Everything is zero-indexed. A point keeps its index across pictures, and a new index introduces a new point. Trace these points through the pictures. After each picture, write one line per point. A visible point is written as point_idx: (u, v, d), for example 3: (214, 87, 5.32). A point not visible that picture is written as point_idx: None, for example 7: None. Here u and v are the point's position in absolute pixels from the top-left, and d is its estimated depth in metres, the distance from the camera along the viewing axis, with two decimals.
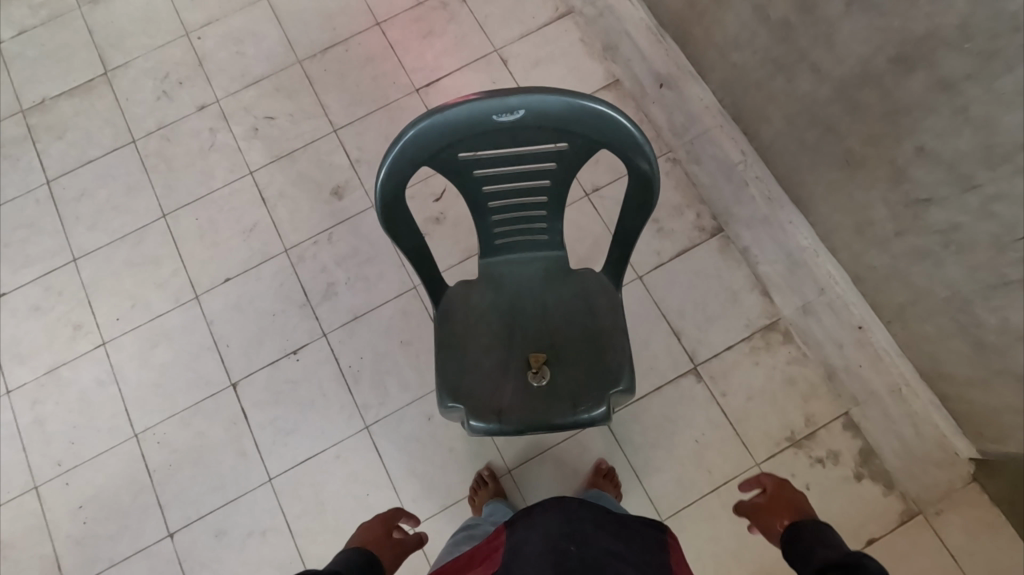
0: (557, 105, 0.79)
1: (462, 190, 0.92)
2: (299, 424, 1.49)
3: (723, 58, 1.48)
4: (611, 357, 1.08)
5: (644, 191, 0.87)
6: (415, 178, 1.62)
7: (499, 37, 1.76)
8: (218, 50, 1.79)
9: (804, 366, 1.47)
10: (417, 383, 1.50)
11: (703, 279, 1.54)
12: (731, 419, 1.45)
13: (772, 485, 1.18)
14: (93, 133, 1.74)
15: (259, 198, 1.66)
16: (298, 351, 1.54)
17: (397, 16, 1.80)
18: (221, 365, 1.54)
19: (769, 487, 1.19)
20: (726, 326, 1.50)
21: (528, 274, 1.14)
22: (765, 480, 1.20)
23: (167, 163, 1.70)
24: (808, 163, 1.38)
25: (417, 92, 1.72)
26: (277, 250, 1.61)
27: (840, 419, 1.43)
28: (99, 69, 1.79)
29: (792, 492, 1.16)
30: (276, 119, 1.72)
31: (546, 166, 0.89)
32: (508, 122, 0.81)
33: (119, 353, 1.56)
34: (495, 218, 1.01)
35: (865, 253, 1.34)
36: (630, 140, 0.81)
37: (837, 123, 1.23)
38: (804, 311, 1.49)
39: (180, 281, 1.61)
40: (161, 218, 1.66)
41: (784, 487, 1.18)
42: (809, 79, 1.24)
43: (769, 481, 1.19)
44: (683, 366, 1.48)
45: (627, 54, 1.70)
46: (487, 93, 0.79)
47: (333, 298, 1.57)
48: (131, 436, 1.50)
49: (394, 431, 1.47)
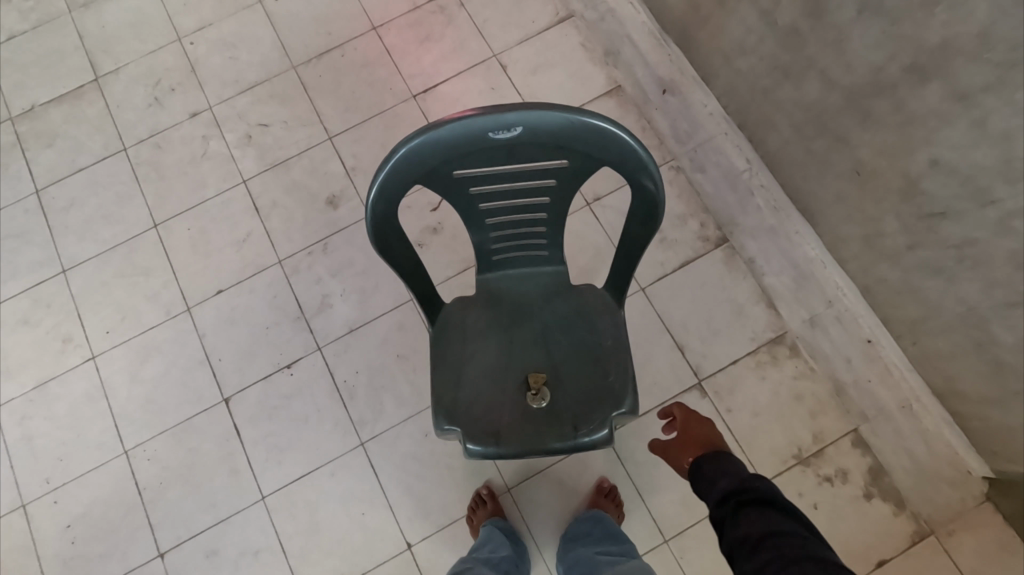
0: (560, 122, 0.75)
1: (457, 206, 0.88)
2: (293, 440, 1.45)
3: (728, 64, 1.43)
4: (614, 377, 1.04)
5: (649, 211, 0.83)
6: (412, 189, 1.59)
7: (498, 41, 1.72)
8: (211, 56, 1.76)
9: (811, 381, 1.43)
10: (413, 398, 1.46)
11: (708, 292, 1.50)
12: (736, 436, 1.41)
13: (682, 417, 1.07)
14: (83, 141, 1.70)
15: (252, 207, 1.62)
16: (292, 366, 1.50)
17: (394, 20, 1.76)
18: (213, 380, 1.50)
19: (678, 417, 1.08)
20: (731, 339, 1.46)
21: (527, 289, 1.10)
22: (675, 412, 1.08)
23: (159, 171, 1.67)
24: (816, 173, 1.33)
25: (414, 99, 1.69)
26: (270, 261, 1.58)
27: (849, 436, 1.39)
28: (90, 75, 1.75)
29: (701, 423, 1.05)
30: (270, 126, 1.68)
31: (546, 182, 0.85)
32: (505, 139, 0.77)
33: (108, 367, 1.52)
34: (493, 234, 0.97)
35: (875, 265, 1.30)
36: (634, 157, 0.77)
37: (847, 132, 1.19)
38: (812, 324, 1.45)
39: (172, 293, 1.57)
40: (152, 229, 1.62)
41: (694, 418, 1.07)
42: (818, 87, 1.20)
43: (679, 412, 1.08)
44: (687, 381, 1.44)
45: (629, 58, 1.66)
46: (485, 108, 0.75)
47: (328, 310, 1.53)
48: (121, 453, 1.46)
49: (391, 448, 1.43)
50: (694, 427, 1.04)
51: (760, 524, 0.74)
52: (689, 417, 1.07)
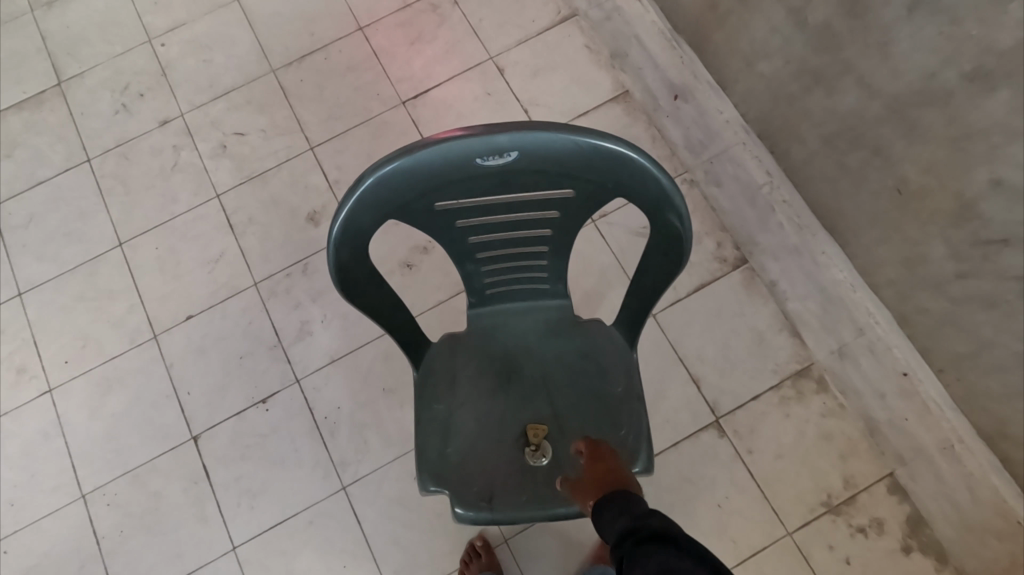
0: (565, 147, 0.61)
1: (442, 239, 0.75)
2: (267, 484, 1.31)
3: (748, 67, 1.30)
4: (625, 433, 0.90)
5: (671, 250, 0.69)
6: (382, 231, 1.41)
7: (495, 43, 1.58)
8: (184, 58, 1.62)
9: (841, 419, 1.29)
10: (400, 437, 1.32)
11: (725, 318, 1.36)
12: (758, 481, 1.27)
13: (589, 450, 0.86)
14: (44, 151, 1.57)
15: (226, 223, 1.49)
16: (267, 400, 1.36)
17: (382, 19, 1.62)
18: (181, 415, 1.37)
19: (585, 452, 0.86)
20: (752, 372, 1.33)
21: (525, 327, 0.96)
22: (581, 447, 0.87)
23: (125, 184, 1.53)
24: (847, 189, 1.20)
25: (404, 105, 1.55)
26: (245, 284, 1.44)
27: (883, 481, 1.25)
28: (52, 79, 1.62)
29: (610, 460, 0.84)
30: (247, 135, 1.55)
31: (547, 214, 0.71)
32: (497, 165, 0.63)
33: (66, 400, 1.39)
34: (485, 267, 0.84)
35: (915, 293, 1.16)
36: (654, 187, 0.63)
37: (888, 146, 1.05)
38: (841, 356, 1.31)
39: (137, 318, 1.43)
40: (117, 247, 1.48)
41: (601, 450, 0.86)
42: (856, 94, 1.06)
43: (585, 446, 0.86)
44: (703, 419, 1.31)
45: (637, 61, 1.52)
46: (473, 129, 0.61)
47: (308, 338, 1.39)
48: (78, 497, 1.33)
49: (375, 492, 1.29)
50: (603, 465, 0.83)
51: (656, 562, 0.63)
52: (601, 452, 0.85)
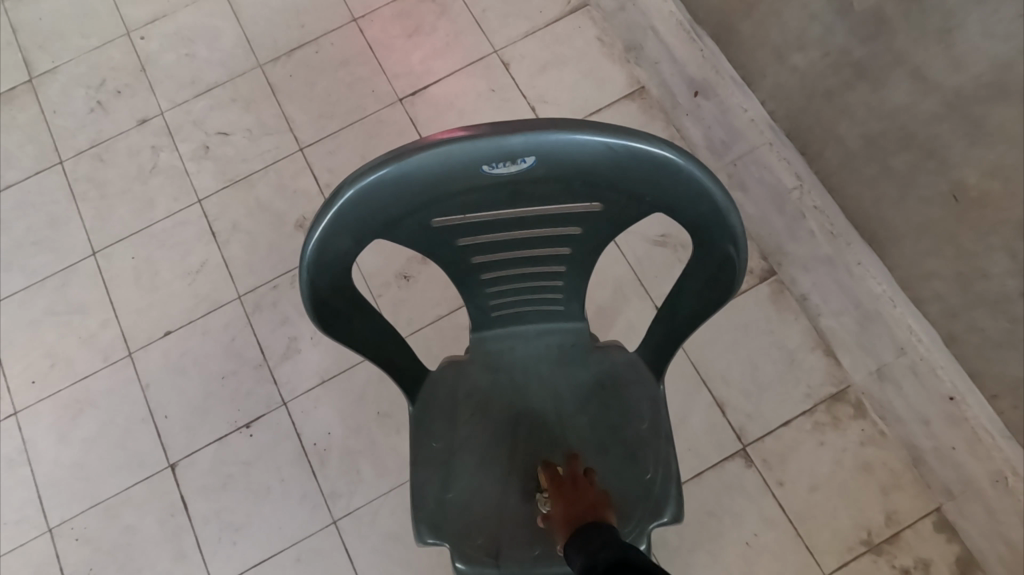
0: (595, 151, 0.50)
1: (440, 258, 0.63)
2: (250, 518, 1.20)
3: (778, 60, 1.18)
4: (651, 475, 0.78)
5: (718, 274, 0.59)
6: (376, 253, 1.29)
7: (499, 35, 1.46)
8: (165, 52, 1.50)
9: (881, 448, 1.17)
10: (396, 467, 1.21)
11: (751, 336, 1.25)
12: (791, 517, 1.15)
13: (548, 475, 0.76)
14: (13, 153, 1.45)
15: (208, 231, 1.37)
16: (251, 425, 1.25)
17: (378, 10, 1.50)
18: (157, 441, 1.25)
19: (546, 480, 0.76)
20: (781, 396, 1.21)
21: (535, 353, 0.84)
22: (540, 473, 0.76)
23: (100, 188, 1.41)
24: (890, 195, 1.07)
25: (401, 102, 1.43)
26: (228, 297, 1.32)
27: (930, 518, 1.13)
28: (24, 75, 1.50)
29: (576, 484, 0.73)
30: (231, 135, 1.43)
31: (567, 229, 0.60)
32: (508, 173, 0.52)
33: (32, 424, 1.27)
34: (491, 288, 0.72)
35: (967, 311, 1.04)
36: (702, 200, 0.52)
37: (945, 147, 0.94)
38: (880, 377, 1.19)
39: (111, 334, 1.32)
40: (90, 257, 1.37)
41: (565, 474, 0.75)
42: (908, 89, 0.95)
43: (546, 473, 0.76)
44: (729, 447, 1.19)
45: (654, 54, 1.41)
46: (479, 129, 0.49)
47: (296, 357, 1.28)
48: (44, 530, 1.22)
49: (369, 528, 1.18)
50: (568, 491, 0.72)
51: None
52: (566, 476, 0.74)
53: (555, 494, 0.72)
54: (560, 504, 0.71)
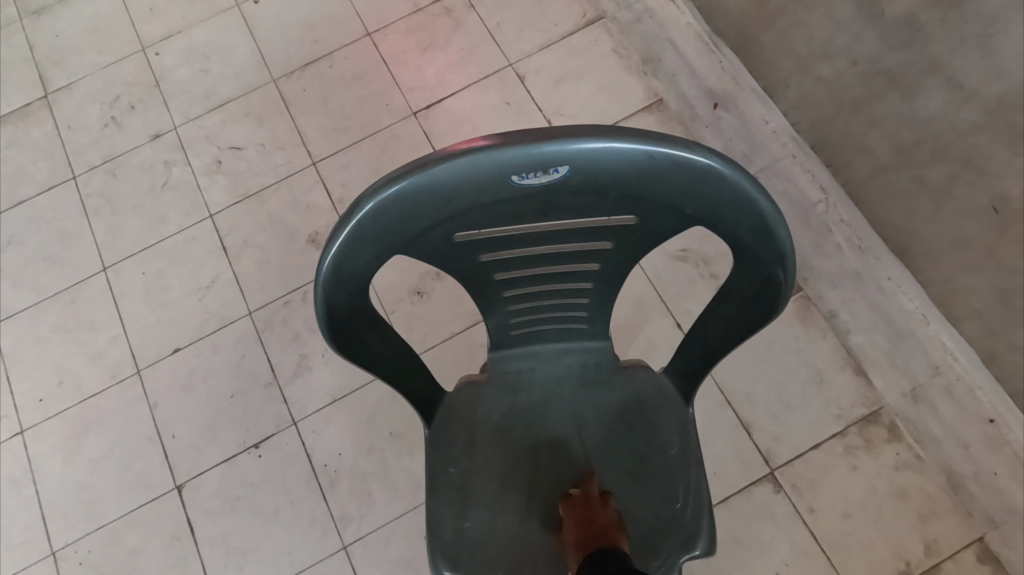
0: (631, 161, 0.47)
1: (463, 275, 0.60)
2: (258, 542, 1.16)
3: (803, 70, 1.14)
4: (682, 504, 0.74)
5: (759, 293, 0.56)
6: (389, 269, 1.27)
7: (515, 48, 1.45)
8: (180, 68, 1.50)
9: (918, 473, 1.11)
10: (409, 490, 1.16)
11: (778, 354, 1.20)
12: (823, 546, 1.09)
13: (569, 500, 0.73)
14: (27, 168, 1.45)
15: (220, 246, 1.35)
16: (260, 445, 1.21)
17: (392, 24, 1.49)
18: (165, 462, 1.22)
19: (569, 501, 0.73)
20: (811, 418, 1.16)
21: (557, 373, 0.80)
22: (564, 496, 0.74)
23: (112, 204, 1.40)
24: (925, 207, 1.03)
25: (415, 116, 1.41)
26: (239, 314, 1.30)
27: (972, 548, 1.07)
28: (39, 91, 1.51)
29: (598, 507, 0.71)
30: (244, 150, 1.42)
31: (597, 244, 0.57)
32: (539, 184, 0.49)
33: (39, 444, 1.25)
34: (514, 306, 0.69)
35: (1011, 329, 0.99)
36: (747, 214, 0.49)
37: (985, 157, 0.89)
38: (914, 398, 1.14)
39: (120, 351, 1.29)
40: (101, 272, 1.35)
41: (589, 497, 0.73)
42: (944, 98, 0.91)
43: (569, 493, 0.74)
44: (756, 471, 1.14)
45: (672, 66, 1.38)
46: (509, 139, 0.46)
47: (306, 375, 1.25)
48: (48, 554, 1.18)
49: (380, 553, 1.13)
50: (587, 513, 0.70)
51: None
52: (581, 496, 0.72)
53: (568, 517, 0.71)
54: (573, 528, 0.70)
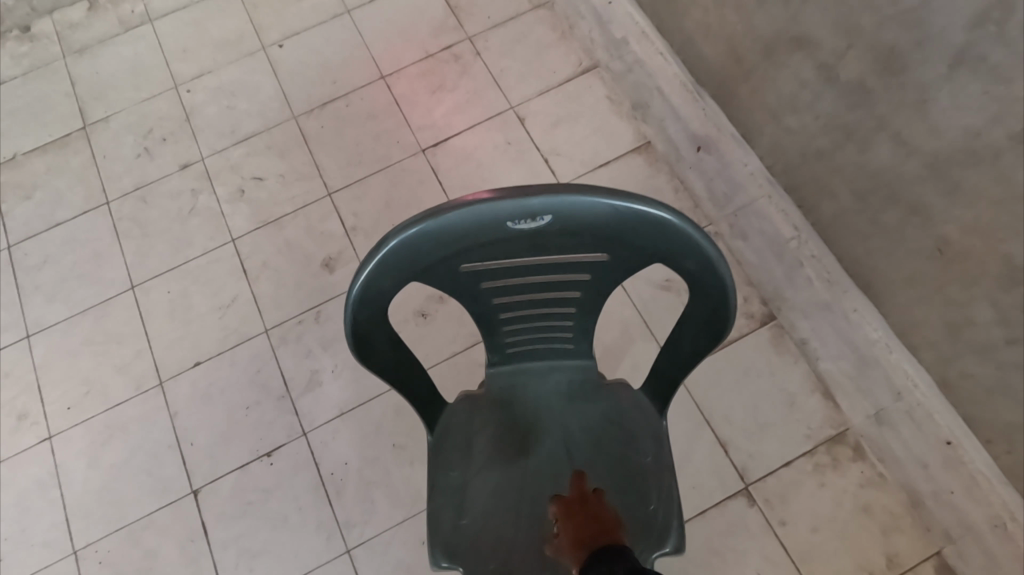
0: (603, 211, 0.58)
1: (466, 300, 0.71)
2: (267, 544, 1.24)
3: (774, 121, 1.27)
4: (656, 507, 0.83)
5: (712, 319, 0.66)
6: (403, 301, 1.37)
7: (516, 93, 1.58)
8: (209, 104, 1.64)
9: (880, 490, 1.21)
10: (409, 498, 1.25)
11: (753, 378, 1.30)
12: (793, 557, 1.17)
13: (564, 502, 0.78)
14: (64, 193, 1.57)
15: (240, 268, 1.46)
16: (272, 454, 1.30)
17: (404, 68, 1.64)
18: (182, 468, 1.31)
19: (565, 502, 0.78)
20: (783, 437, 1.25)
21: (546, 388, 0.90)
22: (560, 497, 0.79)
23: (142, 227, 1.52)
24: (882, 246, 1.14)
25: (424, 152, 1.54)
26: (256, 330, 1.40)
27: (931, 561, 1.16)
28: (78, 123, 1.64)
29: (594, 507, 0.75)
30: (266, 180, 1.54)
31: (578, 276, 0.68)
32: (530, 228, 0.60)
33: (65, 449, 1.34)
34: (509, 327, 0.79)
35: (959, 358, 1.09)
36: (698, 255, 0.60)
37: (928, 205, 1.00)
38: (878, 421, 1.23)
39: (144, 363, 1.40)
40: (129, 290, 1.46)
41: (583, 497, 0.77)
42: (891, 152, 1.02)
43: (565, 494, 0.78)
44: (731, 486, 1.23)
45: (659, 112, 1.51)
46: (505, 192, 0.58)
47: (317, 389, 1.35)
48: (69, 553, 1.26)
49: (380, 557, 1.22)
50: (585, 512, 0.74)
51: None
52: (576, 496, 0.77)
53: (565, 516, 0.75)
54: (570, 526, 0.74)
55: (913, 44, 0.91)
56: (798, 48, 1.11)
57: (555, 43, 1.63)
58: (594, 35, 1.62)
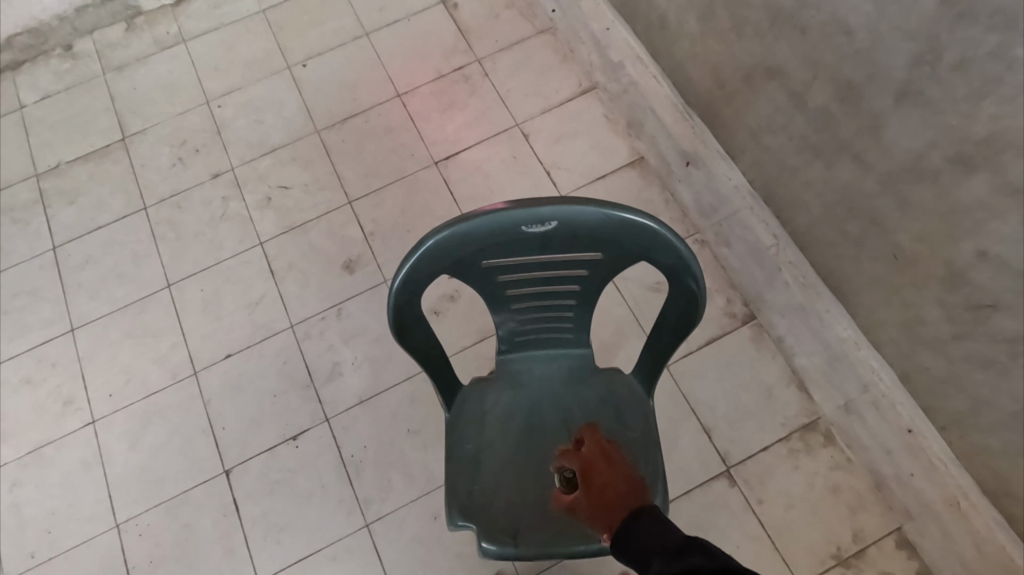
0: (598, 218, 0.73)
1: (484, 293, 0.85)
2: (293, 519, 1.37)
3: (754, 140, 1.41)
4: (643, 473, 0.95)
5: (687, 308, 0.80)
6: (433, 300, 1.50)
7: (521, 111, 1.73)
8: (238, 118, 1.78)
9: (848, 472, 1.34)
10: (422, 478, 1.38)
11: (736, 371, 1.44)
12: (769, 531, 1.30)
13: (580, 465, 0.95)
14: (105, 198, 1.71)
15: (268, 269, 1.60)
16: (297, 437, 1.43)
17: (418, 87, 1.78)
18: (215, 449, 1.44)
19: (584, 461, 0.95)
20: (761, 425, 1.39)
21: (549, 374, 1.03)
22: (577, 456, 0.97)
23: (177, 231, 1.65)
24: (849, 253, 1.28)
25: (436, 165, 1.68)
26: (283, 326, 1.54)
27: (892, 536, 1.29)
28: (117, 134, 1.78)
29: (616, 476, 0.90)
30: (291, 189, 1.68)
31: (578, 273, 0.82)
32: (539, 232, 0.74)
33: (107, 432, 1.46)
34: (518, 318, 0.93)
35: (916, 353, 1.22)
36: (675, 254, 0.74)
37: (884, 217, 1.14)
38: (846, 411, 1.37)
39: (179, 355, 1.53)
40: (165, 288, 1.60)
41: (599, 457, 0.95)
42: (853, 170, 1.16)
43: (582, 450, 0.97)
44: (714, 468, 1.36)
45: (652, 130, 1.66)
46: (517, 203, 0.73)
47: (338, 379, 1.48)
48: (112, 526, 1.39)
49: (396, 531, 1.34)
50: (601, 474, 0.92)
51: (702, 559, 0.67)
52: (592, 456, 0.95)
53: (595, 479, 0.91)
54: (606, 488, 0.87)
55: (867, 78, 1.05)
56: (773, 77, 1.26)
57: (557, 66, 1.78)
58: (593, 59, 1.76)
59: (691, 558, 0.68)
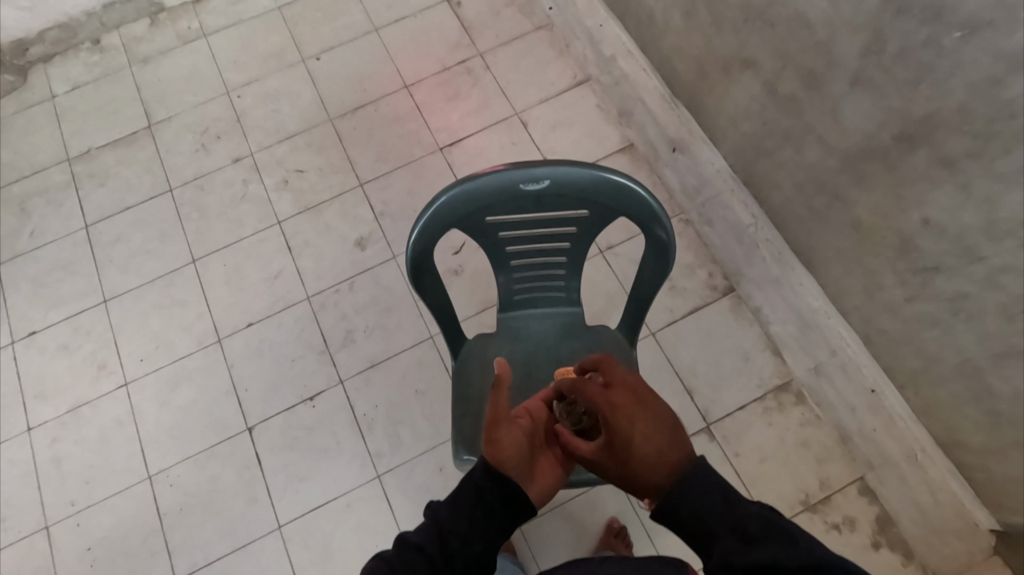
0: (582, 177, 0.87)
1: (487, 250, 0.98)
2: (312, 470, 1.50)
3: (733, 126, 1.54)
4: None
5: (660, 257, 0.93)
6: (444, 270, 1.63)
7: (520, 101, 1.86)
8: (256, 107, 1.91)
9: (817, 428, 1.48)
10: (429, 433, 1.51)
11: (715, 338, 1.58)
12: (744, 480, 1.44)
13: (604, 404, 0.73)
14: (133, 181, 1.83)
15: (286, 246, 1.73)
16: (314, 398, 1.56)
17: (423, 79, 1.91)
18: (238, 409, 1.56)
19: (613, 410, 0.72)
20: (739, 387, 1.53)
21: (544, 329, 1.16)
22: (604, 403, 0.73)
23: (201, 211, 1.78)
24: (816, 227, 1.41)
25: (441, 150, 1.81)
26: (300, 297, 1.67)
27: (856, 484, 1.43)
28: (143, 122, 1.91)
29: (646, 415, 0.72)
30: (306, 173, 1.81)
31: (568, 231, 0.95)
32: (534, 190, 0.88)
33: (139, 393, 1.59)
34: (517, 275, 1.06)
35: (875, 316, 1.35)
36: (647, 208, 0.88)
37: (845, 192, 1.27)
38: (816, 372, 1.49)
39: (205, 324, 1.65)
40: (190, 263, 1.73)
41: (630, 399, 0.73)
42: (817, 151, 1.30)
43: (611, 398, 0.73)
44: (696, 425, 1.49)
45: (641, 118, 1.79)
46: (514, 164, 0.87)
47: (352, 345, 1.61)
48: (146, 477, 1.52)
49: (405, 480, 1.47)
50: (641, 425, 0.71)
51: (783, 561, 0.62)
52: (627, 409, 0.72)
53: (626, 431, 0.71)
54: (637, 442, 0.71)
55: (826, 67, 1.18)
56: (748, 68, 1.39)
57: (554, 59, 1.91)
58: (587, 53, 1.89)
59: (762, 549, 0.64)
